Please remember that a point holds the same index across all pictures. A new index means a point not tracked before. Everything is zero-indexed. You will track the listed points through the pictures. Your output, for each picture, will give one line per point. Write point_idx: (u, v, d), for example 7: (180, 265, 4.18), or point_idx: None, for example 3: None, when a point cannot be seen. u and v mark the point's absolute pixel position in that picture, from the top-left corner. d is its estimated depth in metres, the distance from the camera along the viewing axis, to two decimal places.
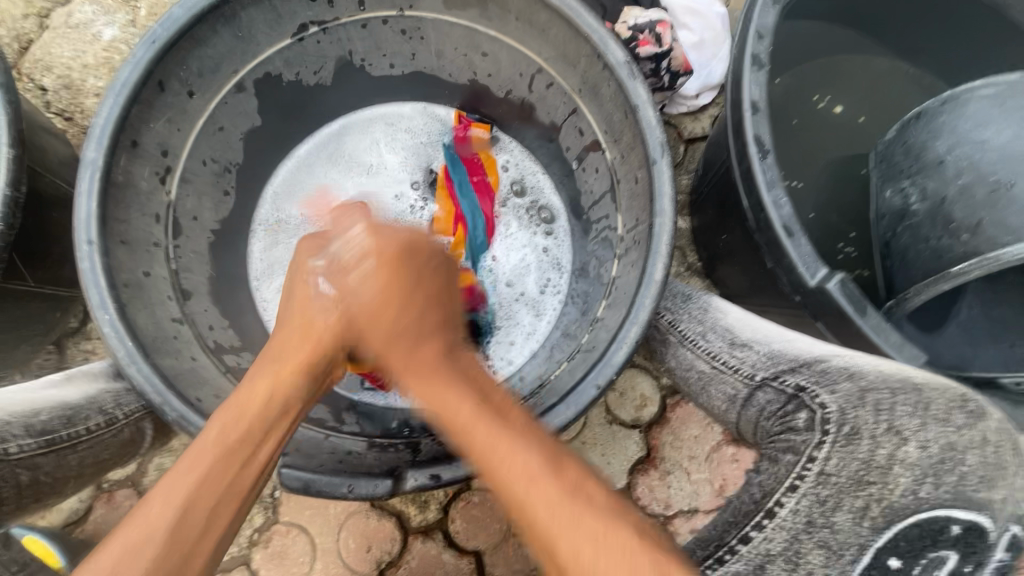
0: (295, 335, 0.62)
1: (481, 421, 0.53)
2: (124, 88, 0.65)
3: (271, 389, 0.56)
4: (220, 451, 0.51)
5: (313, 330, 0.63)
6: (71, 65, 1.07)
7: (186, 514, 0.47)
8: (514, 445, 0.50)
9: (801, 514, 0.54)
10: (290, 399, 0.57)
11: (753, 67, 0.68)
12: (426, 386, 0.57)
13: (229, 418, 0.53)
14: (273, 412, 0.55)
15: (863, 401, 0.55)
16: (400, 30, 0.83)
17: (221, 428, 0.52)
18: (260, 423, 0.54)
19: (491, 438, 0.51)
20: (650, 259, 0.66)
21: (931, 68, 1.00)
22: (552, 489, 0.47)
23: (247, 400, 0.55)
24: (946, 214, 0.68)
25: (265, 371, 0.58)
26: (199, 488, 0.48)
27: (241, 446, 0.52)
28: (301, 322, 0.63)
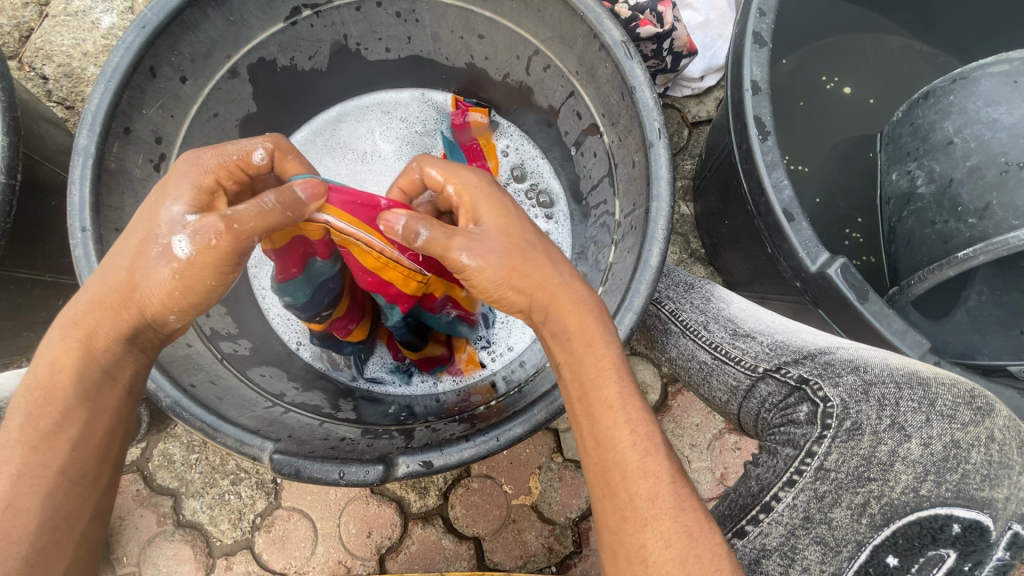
0: (111, 296, 0.50)
1: (615, 377, 0.50)
2: (115, 73, 0.65)
3: (79, 365, 0.49)
4: (33, 441, 0.47)
5: (133, 296, 0.50)
6: (71, 54, 1.06)
7: (12, 505, 0.45)
8: (637, 413, 0.49)
9: (799, 510, 0.51)
10: (115, 365, 0.51)
11: (755, 46, 0.66)
12: (572, 324, 0.52)
13: (36, 396, 0.48)
14: (88, 387, 0.49)
15: (868, 395, 0.53)
16: (395, 13, 0.82)
17: (29, 416, 0.47)
18: (76, 405, 0.48)
19: (624, 390, 0.50)
20: (646, 244, 0.64)
21: (946, 47, 0.96)
22: (659, 456, 0.48)
23: (57, 373, 0.49)
24: (953, 197, 0.66)
25: (71, 334, 0.49)
26: (21, 479, 0.46)
27: (54, 434, 0.47)
28: (121, 280, 0.50)
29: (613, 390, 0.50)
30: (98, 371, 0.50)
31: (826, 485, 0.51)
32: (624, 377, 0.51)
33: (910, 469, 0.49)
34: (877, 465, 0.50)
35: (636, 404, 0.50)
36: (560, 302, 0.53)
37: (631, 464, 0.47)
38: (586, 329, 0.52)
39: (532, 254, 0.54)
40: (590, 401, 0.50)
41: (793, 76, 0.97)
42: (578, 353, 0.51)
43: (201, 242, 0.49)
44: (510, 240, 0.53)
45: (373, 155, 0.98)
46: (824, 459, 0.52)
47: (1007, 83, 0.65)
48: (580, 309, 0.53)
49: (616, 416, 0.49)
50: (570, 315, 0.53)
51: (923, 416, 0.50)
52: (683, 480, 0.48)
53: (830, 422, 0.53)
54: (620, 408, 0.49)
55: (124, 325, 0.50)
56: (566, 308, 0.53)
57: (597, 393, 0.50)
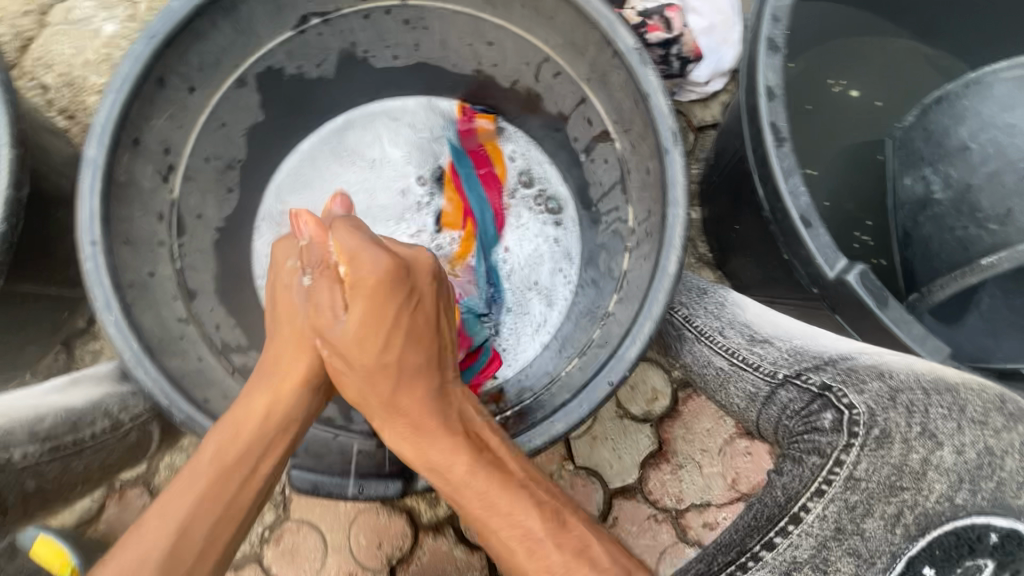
0: (290, 344, 0.61)
1: (475, 479, 0.55)
2: (124, 83, 0.64)
3: (266, 407, 0.57)
4: (223, 464, 0.52)
5: (305, 340, 0.61)
6: (72, 63, 1.05)
7: (187, 529, 0.48)
8: (513, 504, 0.54)
9: (829, 521, 0.50)
10: (290, 413, 0.58)
11: (769, 52, 0.66)
12: (413, 443, 0.58)
13: (222, 440, 0.54)
14: (271, 428, 0.56)
15: (895, 402, 0.52)
16: (403, 20, 0.81)
17: (219, 445, 0.54)
18: (248, 457, 0.54)
19: (483, 496, 0.54)
20: (663, 252, 0.64)
21: (952, 49, 0.96)
22: (545, 545, 0.52)
23: (243, 417, 0.56)
24: (973, 202, 0.66)
25: (269, 389, 0.58)
26: (200, 505, 0.50)
27: (239, 465, 0.53)
28: (287, 320, 0.62)
29: (472, 498, 0.55)
30: (281, 418, 0.57)
31: (857, 495, 0.50)
32: (478, 467, 0.56)
33: (944, 478, 0.48)
34: (909, 474, 0.49)
35: (496, 494, 0.54)
36: (414, 423, 0.58)
37: (525, 566, 0.52)
38: (432, 451, 0.57)
39: (376, 372, 0.59)
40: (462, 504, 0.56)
41: (801, 79, 0.97)
42: (428, 470, 0.57)
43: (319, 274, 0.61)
44: (363, 350, 0.59)
45: (381, 162, 0.98)
46: (854, 468, 0.51)
47: (1020, 88, 0.66)
48: (420, 417, 0.59)
49: (498, 527, 0.54)
50: (401, 428, 0.59)
51: (953, 423, 0.50)
52: (575, 552, 0.51)
53: (858, 430, 0.52)
54: (492, 510, 0.54)
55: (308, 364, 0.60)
56: (400, 435, 0.59)
57: (467, 499, 0.55)
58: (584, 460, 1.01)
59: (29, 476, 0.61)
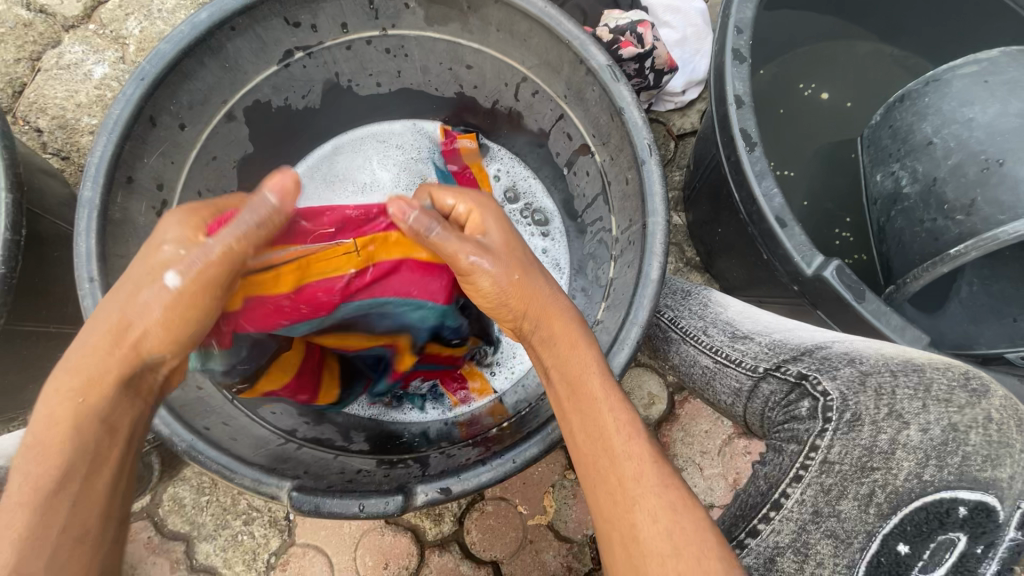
0: (104, 338, 0.50)
1: (594, 372, 0.52)
2: (116, 124, 0.66)
3: (79, 409, 0.48)
4: (38, 496, 0.45)
5: (127, 339, 0.51)
6: (65, 106, 1.08)
7: (24, 546, 0.43)
8: (620, 403, 0.51)
9: (807, 504, 0.52)
10: (116, 415, 0.50)
11: (735, 62, 0.69)
12: (548, 321, 0.55)
13: (34, 463, 0.46)
14: (96, 431, 0.48)
15: (865, 386, 0.53)
16: (384, 49, 0.84)
17: (34, 474, 0.45)
18: (76, 465, 0.47)
19: (609, 383, 0.52)
20: (645, 258, 0.66)
21: (917, 49, 1.00)
22: (642, 438, 0.50)
23: (57, 427, 0.47)
24: (939, 194, 0.69)
25: (67, 385, 0.48)
26: (33, 513, 0.44)
27: (65, 482, 0.46)
28: (113, 324, 0.51)
29: (596, 386, 0.51)
30: (103, 427, 0.49)
31: (831, 478, 0.52)
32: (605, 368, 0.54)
33: (911, 456, 0.48)
34: (879, 455, 0.50)
35: (619, 389, 0.52)
36: (557, 321, 0.56)
37: (615, 448, 0.49)
38: (575, 341, 0.54)
39: (531, 270, 0.57)
40: (574, 392, 0.51)
41: (772, 85, 1.00)
42: (560, 353, 0.54)
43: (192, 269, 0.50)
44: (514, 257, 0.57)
45: (372, 185, 1.00)
46: (827, 452, 0.53)
47: (979, 84, 0.68)
48: (556, 307, 0.56)
49: (601, 408, 0.50)
50: (546, 309, 0.56)
51: (920, 402, 0.50)
52: (666, 459, 0.50)
53: (830, 415, 0.54)
54: (607, 399, 0.51)
55: (122, 370, 0.50)
56: (544, 314, 0.56)
57: (588, 387, 0.51)
58: None
59: None
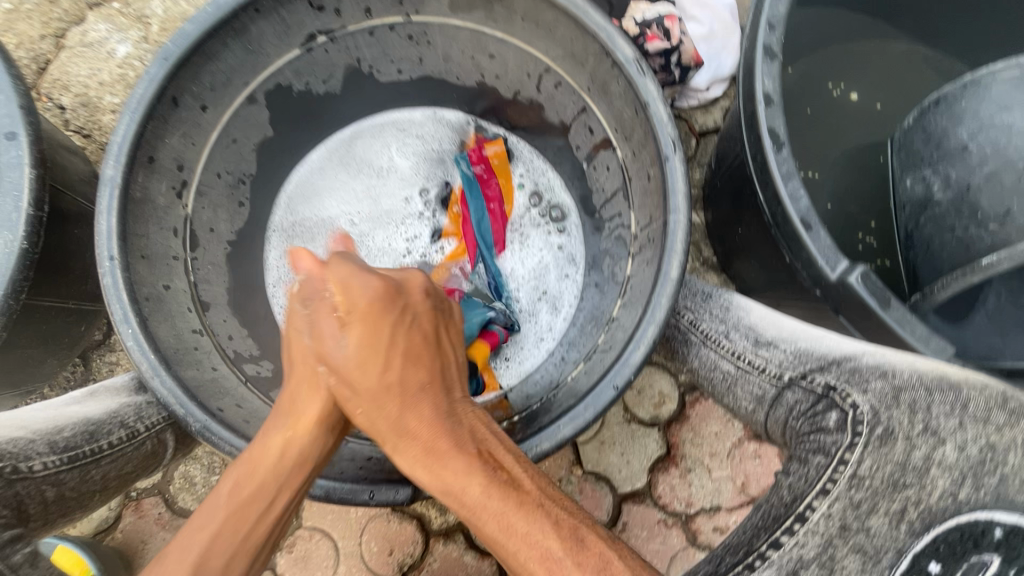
0: (304, 385, 0.59)
1: (484, 510, 0.51)
2: (139, 104, 0.66)
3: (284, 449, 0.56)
4: (232, 508, 0.53)
5: (320, 381, 0.58)
6: (88, 84, 1.09)
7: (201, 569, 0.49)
8: (525, 531, 0.50)
9: (835, 519, 0.51)
10: (307, 450, 0.57)
11: (766, 58, 0.67)
12: (416, 466, 0.54)
13: (241, 475, 0.54)
14: (288, 464, 0.55)
15: (899, 402, 0.54)
16: (407, 36, 0.83)
17: (232, 484, 0.54)
18: (268, 485, 0.54)
19: (484, 489, 0.51)
20: (665, 256, 0.65)
21: (952, 51, 0.97)
22: (545, 538, 0.49)
23: (259, 455, 0.55)
24: (973, 202, 0.67)
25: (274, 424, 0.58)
26: (217, 539, 0.51)
27: (251, 501, 0.53)
28: (305, 371, 0.59)
29: (490, 527, 0.51)
30: (299, 458, 0.56)
31: (862, 493, 0.52)
32: (493, 492, 0.51)
33: (947, 474, 0.51)
34: (913, 471, 0.52)
35: (516, 519, 0.50)
36: (419, 446, 0.54)
37: (519, 559, 0.49)
38: (438, 453, 0.54)
39: (387, 405, 0.56)
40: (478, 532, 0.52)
41: (800, 84, 0.98)
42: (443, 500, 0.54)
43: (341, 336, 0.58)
44: (371, 364, 0.57)
45: (389, 170, 1.00)
46: (858, 466, 0.53)
47: (1020, 88, 0.66)
48: (422, 434, 0.55)
49: (506, 547, 0.50)
50: (413, 445, 0.55)
51: (955, 420, 0.52)
52: (602, 573, 0.48)
53: (861, 429, 0.54)
54: (493, 511, 0.50)
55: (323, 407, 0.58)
56: (410, 451, 0.55)
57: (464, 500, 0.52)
58: (593, 465, 1.01)
59: (47, 485, 0.63)
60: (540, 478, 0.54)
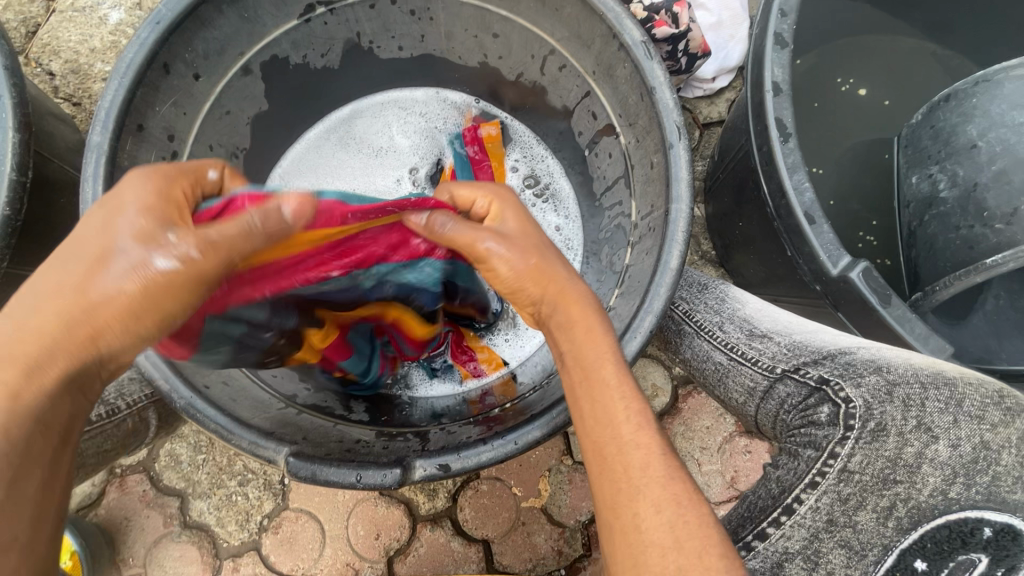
0: (36, 320, 0.42)
1: (608, 355, 0.49)
2: (129, 69, 0.64)
3: (6, 405, 0.40)
4: None
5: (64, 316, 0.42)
6: (78, 50, 1.05)
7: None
8: (631, 389, 0.48)
9: (821, 512, 0.50)
10: (55, 408, 0.43)
11: (776, 46, 0.65)
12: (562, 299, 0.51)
13: None
14: (27, 434, 0.41)
15: (892, 396, 0.52)
16: (409, 11, 0.81)
17: None
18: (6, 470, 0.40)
19: (622, 370, 0.49)
20: (666, 246, 0.63)
21: (963, 50, 0.95)
22: (656, 430, 0.46)
23: None
24: (979, 201, 0.66)
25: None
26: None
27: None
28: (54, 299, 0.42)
29: (607, 369, 0.48)
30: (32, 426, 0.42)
31: (850, 488, 0.50)
32: (620, 357, 0.50)
33: (938, 472, 0.48)
34: (903, 468, 0.49)
35: (628, 381, 0.48)
36: (569, 293, 0.52)
37: (624, 437, 0.46)
38: (588, 332, 0.50)
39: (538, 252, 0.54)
40: (586, 374, 0.49)
41: (808, 78, 0.96)
42: (570, 334, 0.50)
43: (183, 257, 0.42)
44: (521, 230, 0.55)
45: (387, 149, 0.98)
46: (847, 460, 0.51)
47: None
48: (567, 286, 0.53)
49: (612, 395, 0.47)
50: (566, 295, 0.52)
51: (950, 417, 0.49)
52: (675, 455, 0.46)
53: (853, 423, 0.52)
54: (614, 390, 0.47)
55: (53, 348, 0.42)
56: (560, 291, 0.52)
57: (596, 373, 0.48)
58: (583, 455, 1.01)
59: None
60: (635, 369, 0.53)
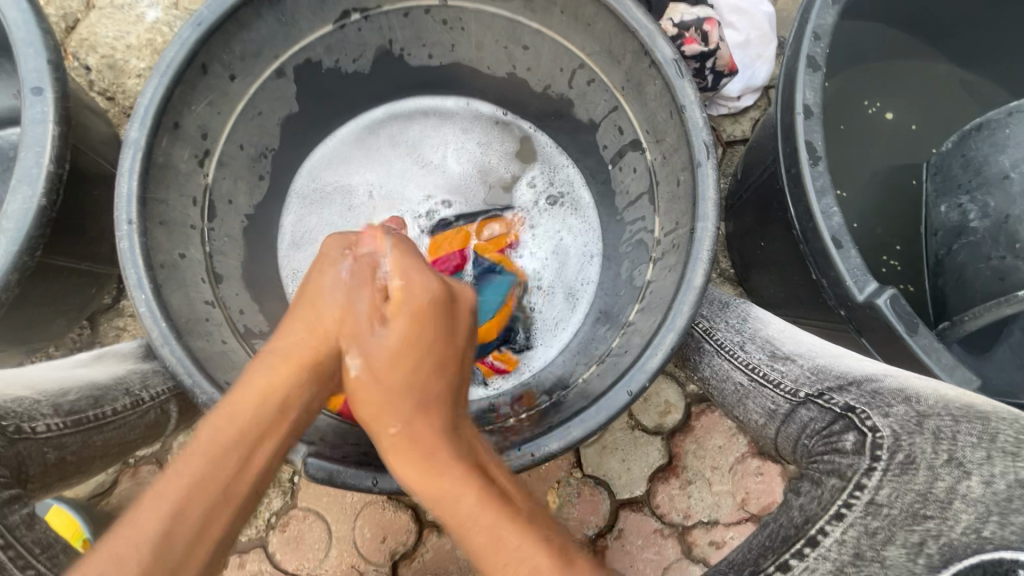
0: (303, 331, 0.58)
1: (484, 510, 0.48)
2: (169, 69, 0.65)
3: (279, 381, 0.54)
4: (216, 452, 0.49)
5: (321, 326, 0.58)
6: (115, 46, 1.08)
7: (179, 512, 0.45)
8: (522, 533, 0.46)
9: (848, 545, 0.47)
10: (294, 398, 0.54)
11: (808, 70, 0.66)
12: (417, 467, 0.52)
13: (221, 418, 0.50)
14: (272, 412, 0.52)
15: (921, 428, 0.51)
16: (441, 20, 0.82)
17: (213, 429, 0.50)
18: (251, 434, 0.51)
19: (490, 518, 0.47)
20: (690, 264, 0.63)
21: (995, 78, 0.95)
22: (553, 572, 0.43)
23: (241, 397, 0.52)
24: (1011, 232, 0.65)
25: (275, 363, 0.55)
26: (196, 488, 0.47)
27: (235, 449, 0.49)
28: (308, 313, 0.59)
29: (467, 509, 0.48)
30: (276, 404, 0.53)
31: (878, 521, 0.47)
32: (485, 506, 0.48)
33: (971, 509, 0.45)
34: (935, 503, 0.46)
35: (506, 525, 0.47)
36: (405, 452, 0.54)
37: None
38: (449, 494, 0.49)
39: (406, 366, 0.58)
40: (464, 540, 0.48)
41: (838, 98, 0.96)
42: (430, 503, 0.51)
43: (365, 268, 0.61)
44: (406, 325, 0.59)
45: (437, 164, 1.01)
46: (875, 493, 0.49)
47: None
48: (427, 442, 0.54)
49: (489, 550, 0.46)
50: (405, 454, 0.54)
51: (984, 452, 0.47)
52: None
53: (880, 453, 0.51)
54: (499, 541, 0.46)
55: (311, 351, 0.57)
56: (410, 454, 0.53)
57: (464, 527, 0.48)
58: (593, 468, 1.00)
59: (49, 448, 0.61)
60: (527, 506, 0.51)
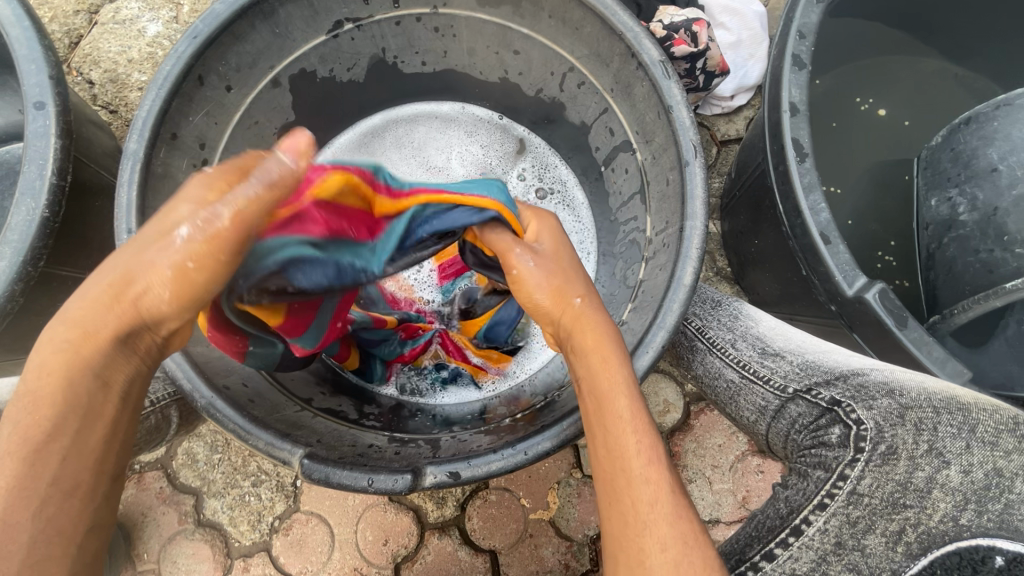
0: (104, 295, 0.45)
1: (630, 392, 0.50)
2: (166, 81, 0.67)
3: (69, 365, 0.45)
4: (24, 456, 0.43)
5: (128, 295, 0.45)
6: (117, 60, 1.10)
7: (2, 531, 0.41)
8: (647, 427, 0.49)
9: (830, 535, 0.49)
10: (115, 373, 0.47)
11: (793, 68, 0.66)
12: (592, 337, 0.52)
13: (24, 419, 0.43)
14: (90, 395, 0.45)
15: (903, 420, 0.51)
16: (433, 28, 0.84)
17: (13, 433, 0.43)
18: (68, 426, 0.44)
19: (635, 406, 0.49)
20: (679, 262, 0.64)
21: (988, 73, 0.95)
22: (664, 466, 0.47)
23: (41, 388, 0.44)
24: (998, 224, 0.65)
25: (68, 343, 0.45)
26: (10, 500, 0.42)
27: (48, 446, 0.43)
28: (115, 276, 0.45)
29: (622, 394, 0.49)
30: (92, 381, 0.45)
31: (859, 511, 0.49)
32: (635, 394, 0.50)
33: (948, 498, 0.46)
34: (914, 492, 0.48)
35: (641, 410, 0.49)
36: (588, 321, 0.53)
37: (634, 471, 0.46)
38: (609, 361, 0.51)
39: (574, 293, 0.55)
40: (605, 408, 0.49)
41: (828, 96, 0.96)
42: (591, 364, 0.51)
43: (202, 234, 0.44)
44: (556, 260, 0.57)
45: (442, 167, 1.01)
46: (857, 483, 0.50)
47: None
48: (597, 323, 0.53)
49: (625, 426, 0.48)
50: (589, 330, 0.53)
51: (963, 442, 0.48)
52: (681, 492, 0.47)
53: (863, 445, 0.52)
54: (631, 419, 0.48)
55: (119, 328, 0.46)
56: (590, 325, 0.53)
57: (610, 404, 0.49)
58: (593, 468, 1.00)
59: None
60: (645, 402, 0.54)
